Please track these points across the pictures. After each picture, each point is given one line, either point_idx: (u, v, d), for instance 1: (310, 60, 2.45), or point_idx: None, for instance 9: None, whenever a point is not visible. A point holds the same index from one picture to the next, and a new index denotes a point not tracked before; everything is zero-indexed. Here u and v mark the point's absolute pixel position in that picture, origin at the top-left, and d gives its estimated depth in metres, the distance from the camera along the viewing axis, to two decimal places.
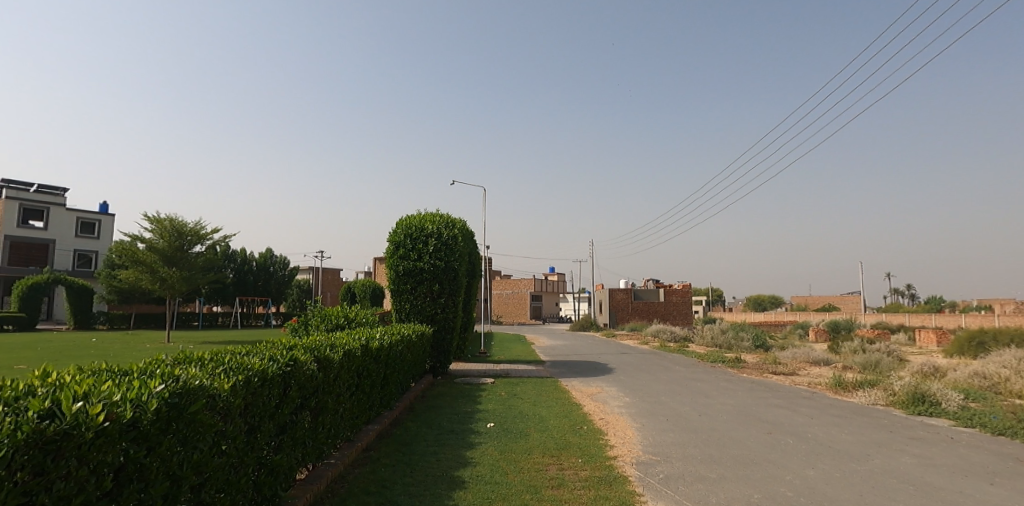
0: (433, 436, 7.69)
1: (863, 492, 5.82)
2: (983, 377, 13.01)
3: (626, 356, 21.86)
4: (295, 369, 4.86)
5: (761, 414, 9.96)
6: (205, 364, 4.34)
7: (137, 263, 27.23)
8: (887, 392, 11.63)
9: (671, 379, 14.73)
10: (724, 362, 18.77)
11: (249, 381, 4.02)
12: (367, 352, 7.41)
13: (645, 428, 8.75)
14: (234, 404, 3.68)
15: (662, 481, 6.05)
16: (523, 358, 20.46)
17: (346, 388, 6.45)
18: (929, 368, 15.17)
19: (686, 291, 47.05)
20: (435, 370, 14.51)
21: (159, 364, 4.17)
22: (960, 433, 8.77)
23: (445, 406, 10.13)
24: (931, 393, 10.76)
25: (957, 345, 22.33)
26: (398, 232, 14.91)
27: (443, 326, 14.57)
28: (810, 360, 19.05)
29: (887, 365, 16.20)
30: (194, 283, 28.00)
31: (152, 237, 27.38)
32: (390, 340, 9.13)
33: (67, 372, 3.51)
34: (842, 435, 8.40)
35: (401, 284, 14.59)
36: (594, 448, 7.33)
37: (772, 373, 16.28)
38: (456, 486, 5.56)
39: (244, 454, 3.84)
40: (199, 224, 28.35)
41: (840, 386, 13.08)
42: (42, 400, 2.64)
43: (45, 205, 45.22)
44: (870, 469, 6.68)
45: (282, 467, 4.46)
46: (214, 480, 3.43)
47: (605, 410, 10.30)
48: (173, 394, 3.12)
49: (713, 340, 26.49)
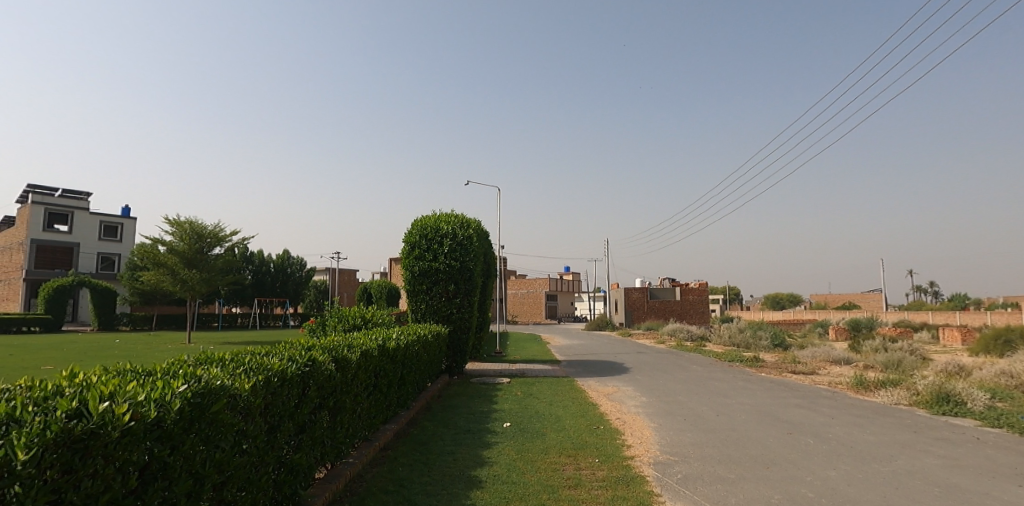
0: (449, 435, 7.71)
1: (886, 494, 5.73)
2: (1010, 376, 12.73)
3: (643, 356, 21.72)
4: (314, 369, 4.91)
5: (780, 414, 9.85)
6: (226, 365, 4.40)
7: (159, 265, 27.68)
8: (910, 391, 11.43)
9: (689, 378, 14.63)
10: (742, 361, 18.62)
11: (269, 381, 4.07)
12: (385, 353, 7.47)
13: (662, 428, 8.70)
14: (254, 403, 3.73)
15: (680, 482, 6.02)
16: (538, 357, 20.51)
17: (364, 387, 6.50)
18: (954, 367, 14.87)
19: (702, 290, 47.11)
20: (451, 370, 14.55)
21: (181, 365, 4.23)
22: (986, 433, 8.59)
23: (461, 406, 10.16)
24: (956, 392, 10.56)
25: (982, 343, 21.87)
26: (414, 232, 14.99)
27: (458, 326, 14.61)
28: (830, 359, 18.80)
29: (910, 364, 15.94)
30: (214, 284, 28.40)
31: (173, 240, 27.79)
32: (406, 341, 9.19)
33: (93, 372, 3.57)
34: (864, 436, 8.29)
35: (417, 284, 14.67)
36: (612, 448, 7.31)
37: (792, 372, 16.09)
38: (473, 485, 5.57)
39: (265, 453, 3.89)
40: (219, 227, 28.72)
41: (861, 385, 12.88)
42: (70, 400, 2.69)
43: (69, 209, 46.17)
44: (893, 470, 6.58)
45: (302, 466, 4.50)
46: (236, 479, 3.49)
47: (621, 410, 10.28)
48: (196, 394, 3.17)
49: (731, 339, 26.26)
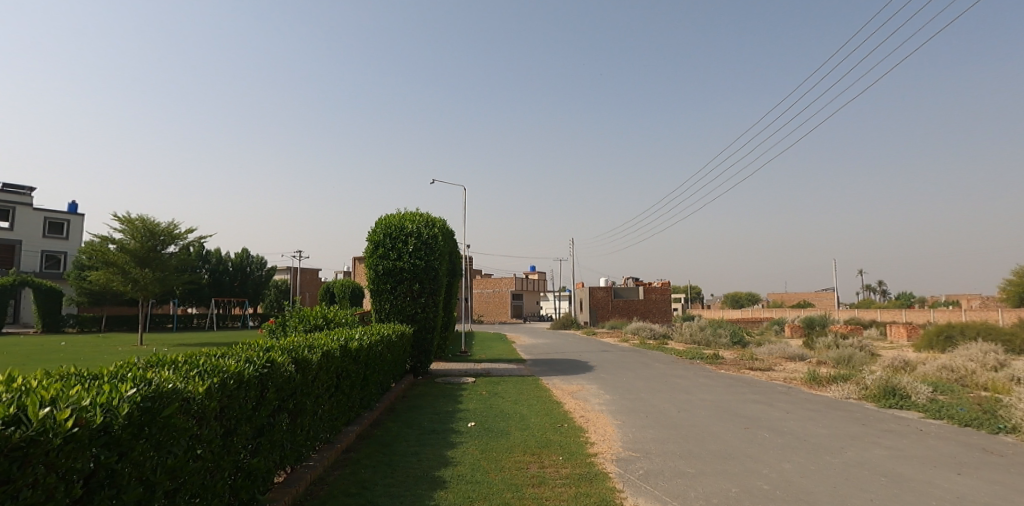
0: (414, 436, 7.66)
1: (838, 485, 5.92)
2: (951, 370, 13.38)
3: (607, 354, 22.04)
4: (272, 371, 4.79)
5: (739, 410, 10.10)
6: (180, 367, 4.27)
7: (109, 264, 26.62)
8: (860, 385, 11.89)
9: (652, 376, 14.88)
10: (703, 358, 19.10)
11: (224, 383, 3.95)
12: (347, 353, 7.35)
13: (625, 425, 8.81)
14: (209, 407, 3.63)
15: (642, 477, 6.11)
16: (504, 356, 20.52)
17: (325, 389, 6.38)
18: (899, 362, 15.50)
19: (664, 289, 47.71)
20: (416, 370, 14.49)
21: (130, 368, 4.08)
22: (929, 425, 8.99)
23: (425, 406, 10.07)
24: (901, 386, 11.06)
25: (926, 339, 22.92)
26: (377, 231, 14.79)
27: (423, 326, 14.53)
28: (786, 356, 19.42)
29: (860, 359, 16.61)
30: (168, 284, 27.47)
31: (123, 237, 26.75)
32: (370, 341, 9.09)
33: (34, 377, 3.42)
34: (817, 429, 8.59)
35: (381, 283, 14.47)
36: (575, 445, 7.38)
37: (750, 369, 16.50)
38: (437, 486, 5.54)
39: (220, 458, 3.79)
40: (173, 224, 27.81)
41: (814, 380, 13.35)
42: (7, 406, 2.57)
43: (11, 204, 44.02)
44: (844, 462, 6.81)
45: (260, 470, 4.40)
46: (189, 485, 3.37)
47: (585, 408, 10.34)
48: (145, 398, 3.05)
49: (692, 337, 26.83)
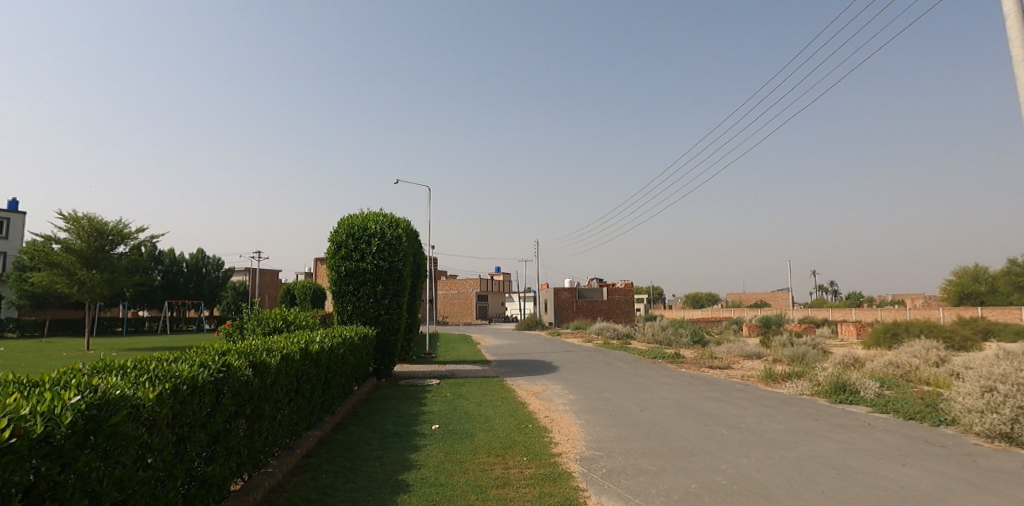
0: (376, 439, 7.56)
1: (792, 478, 6.11)
2: (897, 366, 13.94)
3: (571, 353, 22.21)
4: (228, 376, 4.65)
5: (699, 407, 10.31)
6: (129, 373, 4.12)
7: (53, 265, 25.43)
8: (813, 382, 12.30)
9: (615, 375, 15.07)
10: (665, 357, 19.44)
11: (177, 389, 3.82)
12: (307, 356, 7.20)
13: (588, 424, 8.90)
14: (160, 414, 3.50)
15: (604, 476, 6.18)
16: (469, 357, 20.49)
17: (284, 394, 6.22)
18: (849, 359, 16.09)
19: (627, 290, 48.40)
20: (379, 373, 14.31)
21: (75, 374, 3.92)
22: (877, 419, 9.37)
23: (388, 409, 9.94)
24: (851, 382, 11.48)
25: (873, 337, 23.87)
26: (340, 231, 14.55)
27: (387, 328, 14.35)
28: (743, 354, 19.93)
29: (813, 357, 17.19)
30: (117, 286, 26.41)
31: (69, 237, 25.60)
32: (331, 343, 8.92)
33: None
34: (773, 424, 8.86)
35: (343, 285, 14.25)
36: (539, 445, 7.41)
37: (709, 367, 16.88)
38: (400, 489, 5.49)
39: (172, 467, 3.67)
40: (122, 223, 26.77)
41: (770, 377, 13.75)
42: None
43: None
44: (798, 456, 7.04)
45: (215, 478, 4.27)
46: (139, 495, 3.26)
47: (550, 408, 10.40)
48: (91, 406, 2.93)
49: (654, 337, 27.26)
